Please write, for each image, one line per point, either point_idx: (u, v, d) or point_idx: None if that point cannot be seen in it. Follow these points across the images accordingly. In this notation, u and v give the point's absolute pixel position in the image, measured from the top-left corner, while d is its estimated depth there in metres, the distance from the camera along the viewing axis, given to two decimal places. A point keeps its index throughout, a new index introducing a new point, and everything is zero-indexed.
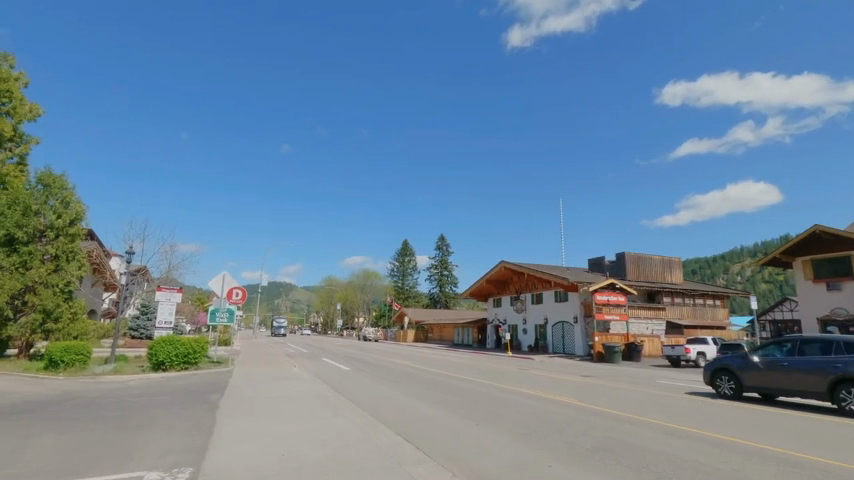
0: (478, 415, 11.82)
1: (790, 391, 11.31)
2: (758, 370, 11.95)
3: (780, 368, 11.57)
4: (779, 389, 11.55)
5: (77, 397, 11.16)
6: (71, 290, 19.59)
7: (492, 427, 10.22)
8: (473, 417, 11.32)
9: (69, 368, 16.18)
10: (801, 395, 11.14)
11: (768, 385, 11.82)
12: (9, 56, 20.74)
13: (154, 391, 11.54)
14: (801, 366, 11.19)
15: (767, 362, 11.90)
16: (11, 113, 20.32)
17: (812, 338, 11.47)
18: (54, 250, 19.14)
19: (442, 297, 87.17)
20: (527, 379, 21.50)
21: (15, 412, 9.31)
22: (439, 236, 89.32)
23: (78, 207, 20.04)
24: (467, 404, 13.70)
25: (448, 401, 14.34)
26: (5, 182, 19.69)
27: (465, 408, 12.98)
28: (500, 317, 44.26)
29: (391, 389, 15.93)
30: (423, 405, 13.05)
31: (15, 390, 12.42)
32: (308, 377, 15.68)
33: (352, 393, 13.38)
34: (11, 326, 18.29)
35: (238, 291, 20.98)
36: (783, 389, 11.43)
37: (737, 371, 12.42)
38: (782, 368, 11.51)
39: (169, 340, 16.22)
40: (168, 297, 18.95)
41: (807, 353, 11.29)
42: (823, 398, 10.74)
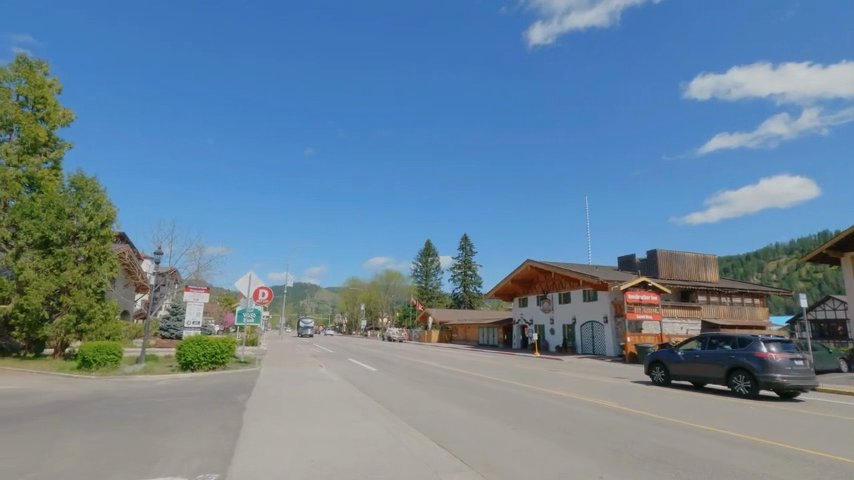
0: (511, 419, 11.31)
1: (702, 377, 14.76)
2: (682, 361, 15.33)
3: (695, 359, 15.04)
4: (696, 376, 14.97)
5: (107, 396, 11.18)
6: (103, 291, 19.95)
7: (528, 431, 9.69)
8: (505, 421, 10.87)
9: (101, 367, 16.38)
10: (711, 380, 14.55)
11: (687, 372, 15.23)
12: (43, 63, 21.25)
13: (182, 392, 11.50)
14: (710, 357, 14.66)
15: (688, 355, 15.33)
16: (46, 119, 20.76)
17: (718, 335, 14.99)
18: (87, 252, 19.53)
19: (466, 297, 86.53)
20: (558, 380, 20.86)
21: (47, 412, 9.34)
22: (462, 235, 88.69)
23: (110, 209, 20.40)
24: (498, 407, 13.24)
25: (478, 404, 13.91)
26: (40, 186, 20.11)
27: (496, 411, 12.53)
28: (526, 317, 43.45)
29: (419, 390, 15.58)
30: (453, 408, 12.61)
31: (49, 389, 12.57)
32: (335, 378, 15.50)
33: (379, 395, 13.10)
34: (47, 327, 18.67)
35: (264, 291, 20.91)
36: (697, 376, 14.84)
37: (668, 363, 15.75)
38: (697, 359, 14.93)
39: (197, 340, 16.24)
40: (196, 298, 19.07)
41: (713, 346, 14.82)
42: (723, 382, 14.19)
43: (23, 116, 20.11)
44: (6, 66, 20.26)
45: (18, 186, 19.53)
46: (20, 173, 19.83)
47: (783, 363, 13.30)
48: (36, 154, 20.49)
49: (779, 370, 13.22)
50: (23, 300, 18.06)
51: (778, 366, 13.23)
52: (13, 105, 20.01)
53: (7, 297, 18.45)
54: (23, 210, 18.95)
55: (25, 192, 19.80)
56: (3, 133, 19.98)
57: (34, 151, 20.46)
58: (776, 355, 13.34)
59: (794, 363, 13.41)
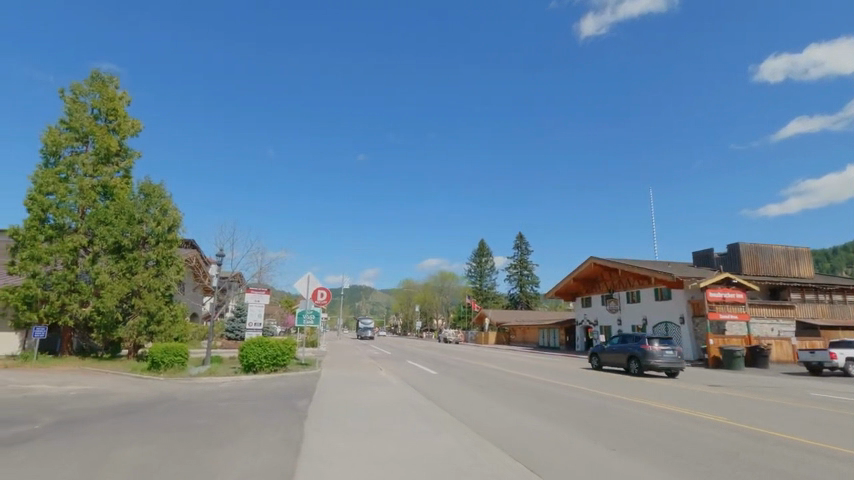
0: (594, 431, 10.06)
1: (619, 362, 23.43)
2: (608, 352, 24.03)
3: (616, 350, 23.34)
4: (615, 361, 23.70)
5: (172, 399, 11.06)
6: (171, 293, 20.58)
7: (620, 448, 8.43)
8: (588, 433, 9.67)
9: (169, 369, 16.71)
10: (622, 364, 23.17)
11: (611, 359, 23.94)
12: (114, 76, 22.28)
13: (244, 396, 11.20)
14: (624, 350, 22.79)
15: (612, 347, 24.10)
16: (117, 129, 21.71)
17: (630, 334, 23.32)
18: (155, 256, 20.19)
19: (523, 297, 84.10)
20: (635, 385, 19.05)
21: (113, 415, 9.23)
22: (517, 234, 86.20)
23: (175, 214, 21.00)
24: (576, 415, 11.97)
25: (552, 409, 12.71)
26: (113, 194, 20.98)
27: (576, 421, 11.28)
28: (590, 318, 41.08)
29: (485, 396, 14.57)
30: (526, 417, 11.51)
31: (119, 390, 12.72)
32: (396, 382, 14.84)
33: (444, 401, 12.26)
34: (121, 329, 19.39)
35: (323, 293, 20.67)
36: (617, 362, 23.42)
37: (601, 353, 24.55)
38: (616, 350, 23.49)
39: (258, 342, 16.08)
40: (257, 299, 19.06)
41: (626, 341, 23.17)
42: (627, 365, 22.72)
43: (97, 128, 21.15)
44: (82, 81, 21.36)
45: (93, 195, 20.47)
46: (95, 182, 20.80)
47: (658, 352, 21.78)
48: (110, 164, 21.43)
49: (654, 357, 21.68)
50: (100, 302, 18.87)
51: (654, 354, 21.68)
52: (88, 118, 21.06)
53: (85, 301, 19.33)
54: (98, 217, 19.81)
55: (99, 201, 20.74)
56: (80, 145, 21.04)
57: (108, 161, 21.43)
58: (655, 347, 21.80)
59: (668, 352, 21.58)
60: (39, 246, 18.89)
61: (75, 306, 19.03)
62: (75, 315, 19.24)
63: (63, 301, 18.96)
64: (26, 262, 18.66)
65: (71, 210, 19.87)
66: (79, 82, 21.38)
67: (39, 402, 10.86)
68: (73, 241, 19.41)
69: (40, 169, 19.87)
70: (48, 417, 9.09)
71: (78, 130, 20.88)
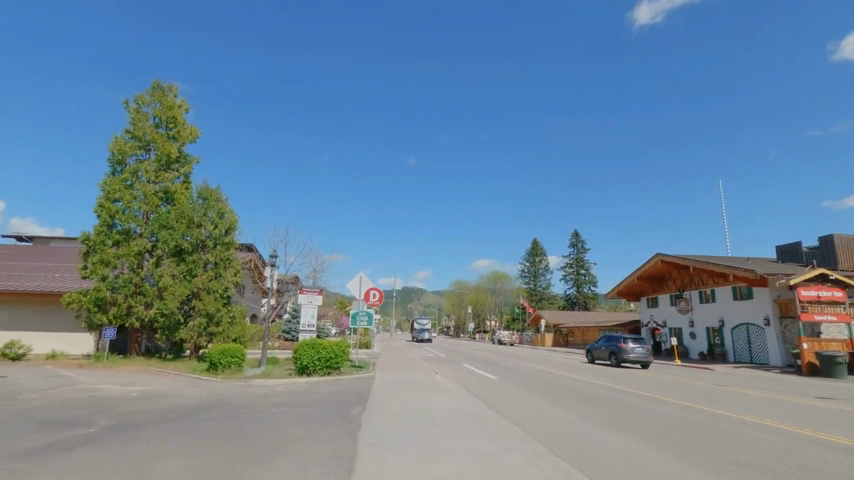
0: (683, 445, 8.75)
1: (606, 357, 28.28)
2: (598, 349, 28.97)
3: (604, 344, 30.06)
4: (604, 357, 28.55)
5: (226, 403, 10.81)
6: (229, 295, 20.88)
7: (721, 466, 7.16)
8: (677, 449, 8.41)
9: (226, 370, 16.76)
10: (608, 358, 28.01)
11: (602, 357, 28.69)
12: (172, 86, 23.05)
13: (297, 400, 10.77)
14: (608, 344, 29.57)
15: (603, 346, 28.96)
16: (176, 137, 22.43)
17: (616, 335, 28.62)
18: (214, 258, 20.53)
19: (581, 298, 80.71)
20: (720, 394, 17.07)
21: (167, 419, 9.02)
22: (573, 232, 82.91)
23: (232, 217, 21.30)
24: (658, 427, 10.62)
25: (630, 420, 11.36)
26: (173, 199, 21.62)
27: (659, 433, 9.96)
28: (658, 319, 38.26)
29: (551, 402, 13.40)
30: (599, 428, 10.32)
31: (178, 391, 12.75)
32: (455, 387, 13.97)
33: (507, 408, 11.23)
34: (182, 329, 19.84)
35: (375, 293, 20.20)
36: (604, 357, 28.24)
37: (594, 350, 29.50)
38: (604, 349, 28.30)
39: (312, 344, 15.75)
40: (310, 300, 18.89)
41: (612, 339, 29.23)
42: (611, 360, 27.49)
43: (158, 136, 21.95)
44: (144, 92, 22.25)
45: (156, 200, 21.20)
46: (158, 187, 21.54)
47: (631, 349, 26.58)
48: (170, 170, 22.15)
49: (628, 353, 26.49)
50: (162, 304, 19.45)
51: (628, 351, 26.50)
52: (149, 126, 21.90)
53: (149, 302, 19.99)
54: (160, 221, 20.47)
55: (162, 206, 21.45)
56: (143, 153, 21.87)
57: (169, 168, 22.16)
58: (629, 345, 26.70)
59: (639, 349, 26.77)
60: (107, 251, 19.74)
61: (141, 308, 19.72)
62: (140, 317, 19.94)
63: (130, 303, 19.70)
64: (96, 266, 19.55)
65: (135, 216, 20.67)
66: (141, 93, 22.28)
67: (102, 403, 10.97)
68: (138, 246, 20.15)
69: (108, 178, 20.83)
70: (105, 419, 9.01)
71: (141, 139, 21.76)
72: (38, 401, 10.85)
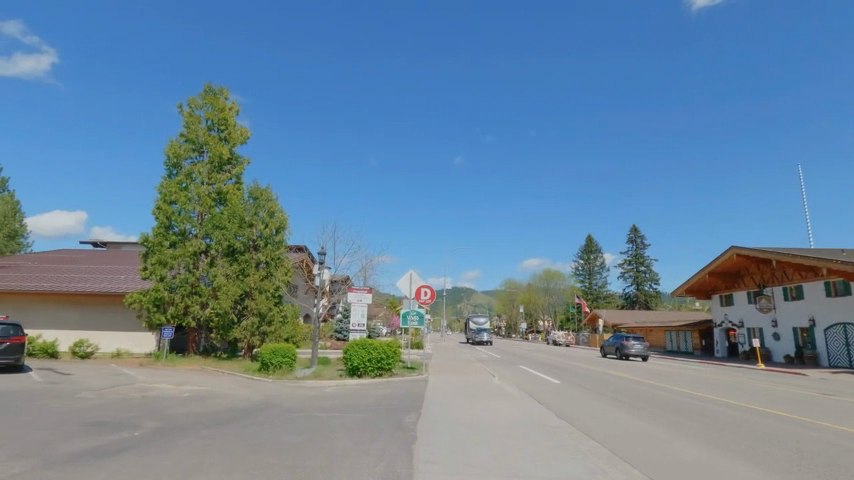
0: (801, 463, 7.20)
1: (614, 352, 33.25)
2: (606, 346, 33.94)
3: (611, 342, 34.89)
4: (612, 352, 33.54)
5: (275, 407, 10.25)
6: (280, 294, 20.80)
7: None
8: (793, 468, 6.90)
9: (277, 370, 16.46)
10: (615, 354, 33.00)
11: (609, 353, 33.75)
12: (223, 89, 23.35)
13: (347, 405, 10.03)
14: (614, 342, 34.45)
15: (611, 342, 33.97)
16: (228, 138, 22.68)
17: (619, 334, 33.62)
18: (265, 257, 20.49)
19: (641, 297, 76.21)
20: (822, 403, 14.83)
21: (214, 423, 8.53)
22: (631, 227, 78.48)
23: (282, 216, 21.24)
24: (760, 438, 9.01)
25: (722, 431, 9.76)
26: (226, 199, 21.80)
27: (764, 447, 8.37)
28: (734, 318, 34.94)
29: (626, 407, 11.99)
30: (688, 439, 8.87)
31: (229, 393, 12.43)
32: (516, 391, 12.81)
33: (578, 417, 9.99)
34: (236, 329, 19.89)
35: (426, 291, 19.26)
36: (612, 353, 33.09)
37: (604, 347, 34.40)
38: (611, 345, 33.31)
39: (362, 344, 15.10)
40: (360, 299, 18.34)
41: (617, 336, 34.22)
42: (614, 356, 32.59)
43: (210, 138, 22.28)
44: (197, 95, 22.68)
45: (209, 201, 21.48)
46: (211, 189, 21.85)
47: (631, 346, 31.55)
48: (223, 172, 22.41)
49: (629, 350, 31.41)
50: (216, 303, 19.59)
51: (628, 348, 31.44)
52: (202, 129, 22.30)
53: (204, 302, 20.19)
54: (213, 222, 20.67)
55: (215, 207, 21.72)
56: (197, 155, 22.26)
57: (221, 169, 22.42)
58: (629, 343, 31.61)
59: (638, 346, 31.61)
60: (164, 251, 20.14)
61: (197, 308, 19.98)
62: (196, 317, 20.20)
63: (186, 303, 20.00)
64: (154, 267, 19.99)
65: (190, 217, 21.04)
66: (194, 97, 22.74)
67: (154, 404, 10.78)
68: (193, 246, 20.43)
69: (165, 180, 21.32)
70: (153, 422, 8.68)
71: (195, 142, 22.17)
72: (93, 402, 10.82)
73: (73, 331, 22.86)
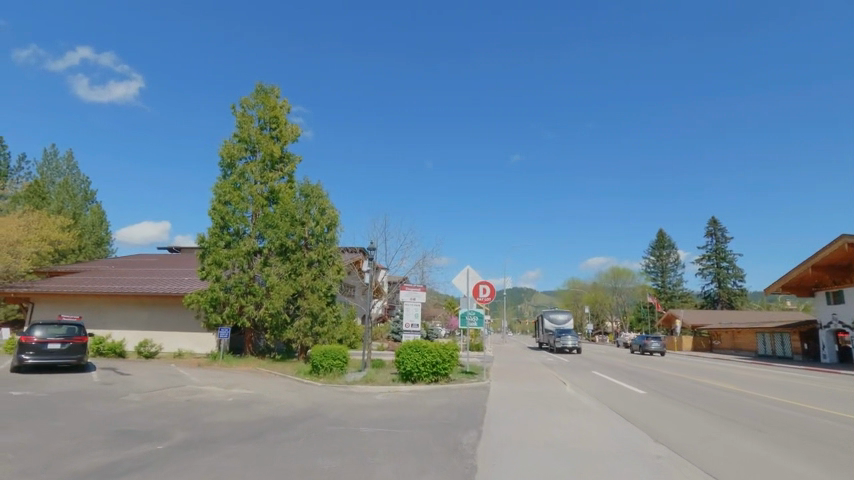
0: None
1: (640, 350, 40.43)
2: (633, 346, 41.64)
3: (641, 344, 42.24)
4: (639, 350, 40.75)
5: (318, 416, 9.17)
6: (333, 294, 20.07)
7: None
8: None
9: (328, 373, 15.62)
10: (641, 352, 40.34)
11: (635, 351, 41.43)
12: (274, 87, 23.09)
13: (397, 417, 8.73)
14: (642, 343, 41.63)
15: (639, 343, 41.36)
16: (279, 137, 22.38)
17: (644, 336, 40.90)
18: (316, 255, 19.86)
19: (724, 295, 69.51)
20: None
21: (244, 437, 7.50)
22: (710, 218, 71.80)
23: (333, 213, 20.49)
24: None
25: None
26: (278, 198, 21.44)
27: None
28: (845, 319, 30.15)
29: (736, 423, 9.66)
30: (830, 470, 6.72)
31: (274, 398, 11.61)
32: (593, 404, 10.93)
33: (678, 439, 8.01)
34: (289, 329, 19.40)
35: (485, 288, 17.64)
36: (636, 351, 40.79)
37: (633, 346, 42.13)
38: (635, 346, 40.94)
39: (415, 347, 13.81)
40: (412, 297, 17.18)
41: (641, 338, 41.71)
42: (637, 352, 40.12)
43: (262, 137, 22.10)
44: (249, 95, 22.63)
45: (262, 201, 21.26)
46: (264, 188, 21.60)
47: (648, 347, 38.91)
48: (275, 170, 22.10)
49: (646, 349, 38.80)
50: (270, 304, 19.25)
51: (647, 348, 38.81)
52: (255, 129, 22.16)
53: (259, 302, 19.91)
54: (265, 221, 20.34)
55: (268, 206, 21.46)
56: (250, 155, 22.17)
57: (274, 168, 22.14)
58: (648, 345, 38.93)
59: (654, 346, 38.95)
60: (220, 251, 20.09)
61: (251, 308, 19.74)
62: (251, 317, 19.97)
63: (241, 303, 19.83)
64: (210, 267, 20.03)
65: (245, 217, 20.91)
66: (247, 97, 22.70)
67: (195, 410, 10.07)
68: (246, 246, 20.21)
69: (220, 181, 21.34)
70: (184, 432, 7.85)
71: (248, 141, 22.07)
72: (136, 405, 10.34)
73: (140, 331, 23.59)
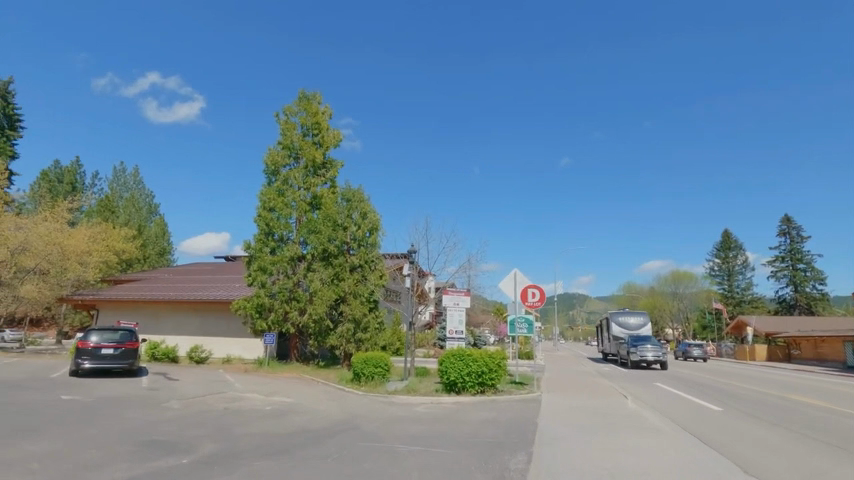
0: None
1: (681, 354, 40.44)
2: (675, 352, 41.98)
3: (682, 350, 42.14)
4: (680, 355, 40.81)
5: (353, 430, 8.54)
6: (375, 300, 19.65)
7: None
8: None
9: (370, 382, 15.08)
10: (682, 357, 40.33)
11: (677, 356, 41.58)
12: (316, 94, 23.12)
13: (437, 434, 7.95)
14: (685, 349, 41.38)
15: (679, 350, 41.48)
16: (321, 142, 22.34)
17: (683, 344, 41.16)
18: (358, 260, 19.52)
19: (802, 300, 63.52)
20: None
21: (272, 451, 6.97)
22: (784, 216, 65.94)
23: (375, 217, 20.08)
24: None
25: None
26: (321, 204, 21.34)
27: None
28: None
29: (845, 449, 8.10)
30: None
31: (311, 408, 11.14)
32: (662, 423, 9.64)
33: (773, 470, 6.70)
34: (332, 336, 19.12)
35: (534, 292, 16.48)
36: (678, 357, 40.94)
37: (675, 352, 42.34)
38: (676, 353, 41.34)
39: (459, 355, 12.97)
40: (456, 302, 16.37)
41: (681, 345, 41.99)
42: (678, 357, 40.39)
43: (305, 143, 22.13)
44: (292, 103, 22.79)
45: (305, 206, 21.24)
46: (307, 194, 21.59)
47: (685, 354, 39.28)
48: (318, 176, 22.07)
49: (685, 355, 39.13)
50: (313, 309, 19.08)
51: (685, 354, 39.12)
52: (297, 135, 22.24)
53: (303, 308, 19.82)
54: (308, 226, 20.26)
55: (311, 212, 21.41)
56: (294, 161, 22.27)
57: (316, 174, 22.11)
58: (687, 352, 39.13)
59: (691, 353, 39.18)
60: (265, 257, 20.20)
61: (295, 314, 19.66)
62: (295, 323, 19.89)
63: (286, 309, 19.81)
64: (256, 274, 20.19)
65: (289, 223, 20.96)
66: (290, 104, 22.87)
67: (230, 419, 9.73)
68: (290, 252, 20.22)
69: (265, 188, 21.58)
70: (212, 444, 7.46)
71: (291, 148, 22.18)
72: (174, 413, 10.16)
73: (192, 336, 24.24)
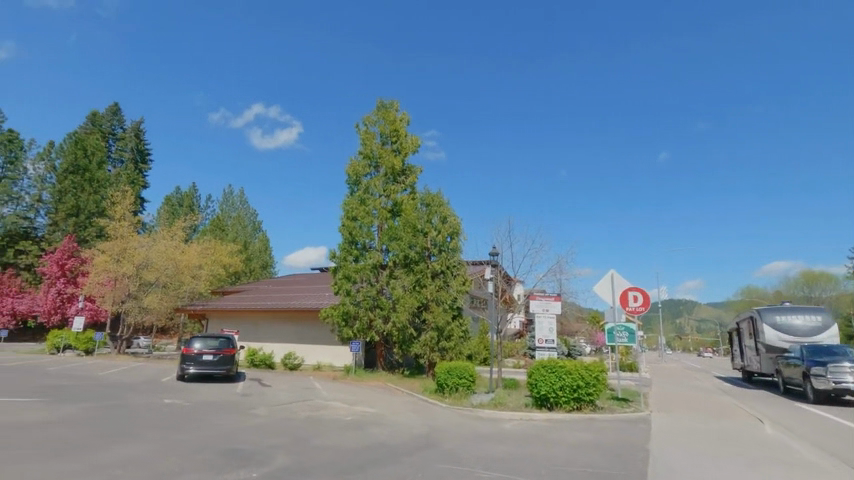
0: None
1: None
2: None
3: None
4: None
5: (430, 448, 7.79)
6: (459, 307, 18.93)
7: None
8: None
9: (454, 393, 14.29)
10: None
11: None
12: (393, 102, 23.17)
13: (524, 457, 6.95)
14: None
15: None
16: (400, 149, 22.28)
17: None
18: (439, 266, 18.93)
19: None
20: None
21: (342, 468, 6.47)
22: None
23: (455, 221, 19.41)
24: None
25: None
26: (401, 210, 21.18)
27: None
28: None
29: None
30: None
31: (392, 420, 10.63)
32: (817, 456, 7.64)
33: None
34: (416, 344, 18.67)
35: (636, 295, 14.58)
36: None
37: None
38: None
39: (550, 367, 11.72)
40: (545, 308, 15.05)
41: None
42: None
43: (384, 151, 22.19)
44: (371, 113, 23.04)
45: (386, 214, 21.22)
46: (388, 201, 21.60)
47: None
48: (398, 183, 21.99)
49: None
50: (396, 317, 18.82)
51: None
52: (376, 144, 22.39)
53: (386, 316, 19.71)
54: (389, 234, 20.12)
55: (392, 219, 21.33)
56: (374, 170, 22.42)
57: (396, 181, 22.06)
58: None
59: None
60: (349, 266, 20.44)
61: (379, 322, 19.58)
62: (380, 331, 19.80)
63: (370, 316, 19.82)
64: (341, 282, 20.46)
65: (371, 231, 21.06)
66: (369, 115, 23.15)
67: (309, 428, 9.52)
68: (373, 260, 20.26)
69: (347, 198, 21.96)
70: (286, 455, 7.18)
71: (371, 157, 22.34)
72: (259, 420, 10.20)
73: (287, 344, 25.35)
